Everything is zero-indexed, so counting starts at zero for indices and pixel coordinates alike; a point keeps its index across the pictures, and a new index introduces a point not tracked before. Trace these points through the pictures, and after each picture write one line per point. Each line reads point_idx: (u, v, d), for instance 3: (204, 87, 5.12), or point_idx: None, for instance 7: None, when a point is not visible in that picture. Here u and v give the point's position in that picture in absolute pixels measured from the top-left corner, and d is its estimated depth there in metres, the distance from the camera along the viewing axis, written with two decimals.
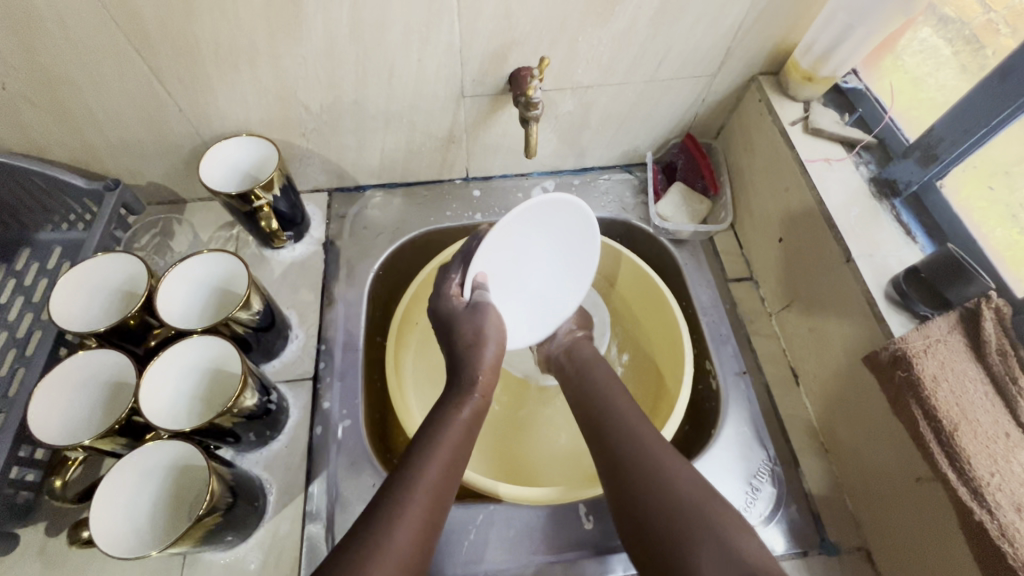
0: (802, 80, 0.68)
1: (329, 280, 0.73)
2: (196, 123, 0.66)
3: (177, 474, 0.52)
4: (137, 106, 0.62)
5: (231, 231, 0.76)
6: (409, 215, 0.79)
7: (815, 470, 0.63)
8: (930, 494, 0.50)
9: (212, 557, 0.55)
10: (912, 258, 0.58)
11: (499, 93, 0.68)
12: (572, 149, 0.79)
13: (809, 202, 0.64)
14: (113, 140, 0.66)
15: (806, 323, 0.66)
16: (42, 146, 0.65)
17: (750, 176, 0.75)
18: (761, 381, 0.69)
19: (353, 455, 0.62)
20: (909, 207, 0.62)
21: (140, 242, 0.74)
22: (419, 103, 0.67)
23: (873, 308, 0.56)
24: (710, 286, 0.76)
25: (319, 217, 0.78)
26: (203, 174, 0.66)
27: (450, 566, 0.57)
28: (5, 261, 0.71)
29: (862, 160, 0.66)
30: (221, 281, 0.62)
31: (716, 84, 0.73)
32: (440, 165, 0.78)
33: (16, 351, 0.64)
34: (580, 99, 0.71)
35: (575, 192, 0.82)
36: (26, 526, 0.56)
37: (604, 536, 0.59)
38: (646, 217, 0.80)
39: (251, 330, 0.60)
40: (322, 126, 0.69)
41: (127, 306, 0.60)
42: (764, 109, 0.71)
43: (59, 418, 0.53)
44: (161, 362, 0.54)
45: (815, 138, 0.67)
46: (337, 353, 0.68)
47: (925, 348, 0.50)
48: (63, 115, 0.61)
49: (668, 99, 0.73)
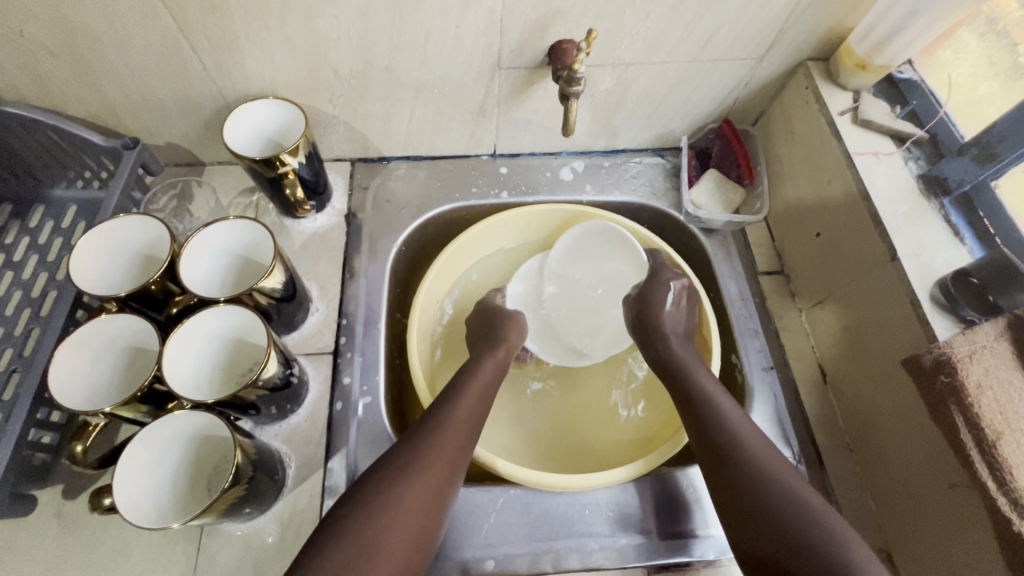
0: (855, 67, 0.65)
1: (351, 253, 0.72)
2: (220, 83, 0.63)
3: (197, 444, 0.51)
4: (159, 62, 0.59)
5: (251, 197, 0.74)
6: (433, 189, 0.77)
7: (839, 470, 0.62)
8: (965, 502, 0.49)
9: (230, 528, 0.55)
10: (958, 260, 0.56)
11: (537, 67, 0.65)
12: (605, 129, 0.76)
13: (853, 196, 0.62)
14: (133, 97, 0.63)
15: (839, 321, 0.65)
16: (59, 100, 0.62)
17: (789, 167, 0.73)
18: (788, 377, 0.68)
19: (374, 432, 0.61)
20: (958, 207, 0.60)
21: (157, 204, 0.72)
22: (452, 73, 0.64)
23: (917, 310, 0.54)
24: (740, 278, 0.74)
25: (342, 187, 0.76)
26: (228, 137, 0.63)
27: (469, 549, 0.56)
28: (19, 218, 0.69)
29: (911, 155, 0.64)
30: (245, 249, 0.60)
31: (761, 68, 0.70)
32: (468, 139, 0.76)
33: (31, 311, 0.62)
34: (619, 77, 0.67)
35: (605, 174, 0.80)
36: (42, 488, 0.55)
37: (626, 525, 0.58)
38: (678, 203, 0.78)
39: (274, 301, 0.59)
40: (351, 91, 0.66)
41: (148, 271, 0.59)
42: (810, 97, 0.68)
43: (81, 382, 0.52)
44: (184, 331, 0.52)
45: (864, 129, 0.65)
46: (358, 328, 0.67)
47: (970, 355, 0.48)
48: (82, 68, 0.58)
49: (710, 80, 0.70)
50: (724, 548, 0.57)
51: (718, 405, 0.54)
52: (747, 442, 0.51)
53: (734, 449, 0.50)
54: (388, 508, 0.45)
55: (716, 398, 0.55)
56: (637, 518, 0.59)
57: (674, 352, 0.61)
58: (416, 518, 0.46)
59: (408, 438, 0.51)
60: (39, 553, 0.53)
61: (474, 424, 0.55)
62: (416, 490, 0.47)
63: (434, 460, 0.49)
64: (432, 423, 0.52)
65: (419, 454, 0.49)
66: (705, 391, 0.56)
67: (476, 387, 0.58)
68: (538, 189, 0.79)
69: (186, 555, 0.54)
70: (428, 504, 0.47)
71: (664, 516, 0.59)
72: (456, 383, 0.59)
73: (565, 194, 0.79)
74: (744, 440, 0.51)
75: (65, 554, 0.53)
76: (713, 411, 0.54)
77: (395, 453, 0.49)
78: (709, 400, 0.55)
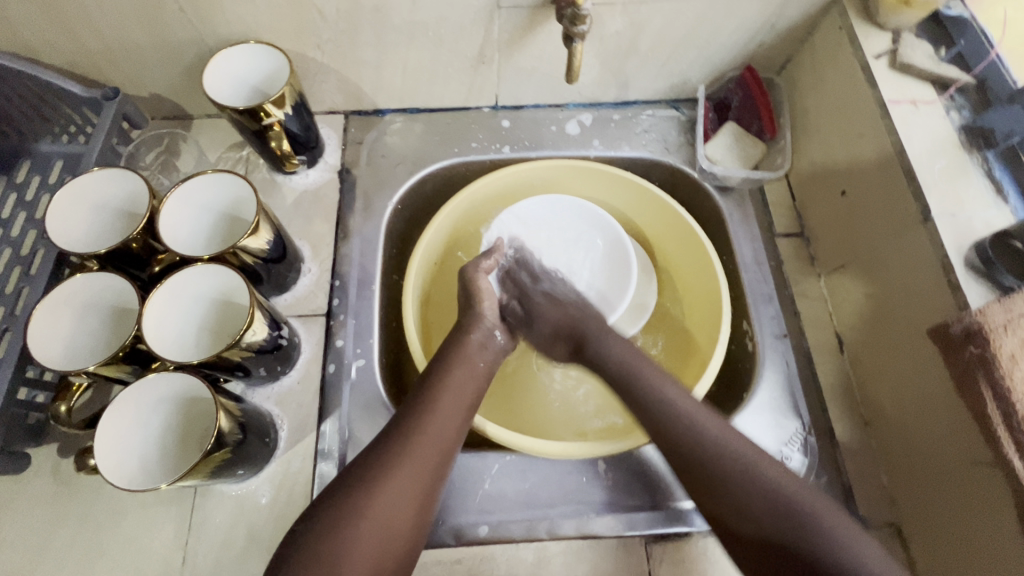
0: (896, 4, 0.58)
1: (345, 211, 0.68)
2: (199, 27, 0.59)
3: (183, 406, 0.50)
4: (131, 3, 0.55)
5: (240, 152, 0.71)
6: (431, 144, 0.73)
7: (851, 442, 0.60)
8: (986, 481, 0.46)
9: (224, 489, 0.55)
10: (999, 221, 0.51)
11: (540, 6, 0.59)
12: (615, 77, 0.71)
13: (885, 150, 0.56)
14: (109, 42, 0.60)
15: (860, 287, 0.61)
16: (33, 46, 0.59)
17: (816, 118, 0.67)
18: (803, 345, 0.64)
19: (367, 395, 0.59)
20: (1004, 162, 0.54)
21: (143, 160, 0.69)
22: (448, 13, 0.59)
23: (949, 276, 0.49)
24: (756, 240, 0.69)
25: (335, 142, 0.72)
26: (209, 87, 0.60)
27: (463, 514, 0.55)
28: (5, 173, 0.67)
29: (954, 103, 0.57)
30: (228, 206, 0.57)
31: (791, 6, 0.63)
32: (467, 90, 0.71)
33: (21, 269, 0.61)
34: (631, 18, 0.61)
35: (615, 127, 0.75)
36: (38, 447, 0.55)
37: (624, 493, 0.57)
38: (691, 159, 0.73)
39: (261, 261, 0.56)
40: (339, 36, 0.61)
41: (128, 228, 0.56)
42: (843, 39, 0.61)
43: (63, 341, 0.51)
44: (166, 290, 0.51)
45: (902, 75, 0.58)
46: (352, 290, 0.64)
47: (1006, 325, 0.44)
48: (51, 10, 0.55)
49: (731, 22, 0.64)
50: None
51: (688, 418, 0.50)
52: (724, 448, 0.47)
53: (699, 443, 0.48)
54: (371, 495, 0.44)
55: (670, 395, 0.52)
56: (635, 488, 0.57)
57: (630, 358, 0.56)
58: (404, 507, 0.45)
59: (399, 423, 0.49)
60: (39, 509, 0.54)
61: (465, 410, 0.52)
62: (403, 480, 0.45)
63: (420, 450, 0.47)
64: (420, 406, 0.50)
65: (407, 437, 0.48)
66: (672, 401, 0.51)
67: (459, 374, 0.54)
68: (542, 145, 0.74)
69: (180, 515, 0.54)
70: (415, 494, 0.45)
71: (663, 484, 0.57)
72: (434, 373, 0.54)
73: (571, 149, 0.74)
74: (721, 446, 0.48)
75: (64, 510, 0.54)
76: (665, 404, 0.52)
77: (390, 434, 0.48)
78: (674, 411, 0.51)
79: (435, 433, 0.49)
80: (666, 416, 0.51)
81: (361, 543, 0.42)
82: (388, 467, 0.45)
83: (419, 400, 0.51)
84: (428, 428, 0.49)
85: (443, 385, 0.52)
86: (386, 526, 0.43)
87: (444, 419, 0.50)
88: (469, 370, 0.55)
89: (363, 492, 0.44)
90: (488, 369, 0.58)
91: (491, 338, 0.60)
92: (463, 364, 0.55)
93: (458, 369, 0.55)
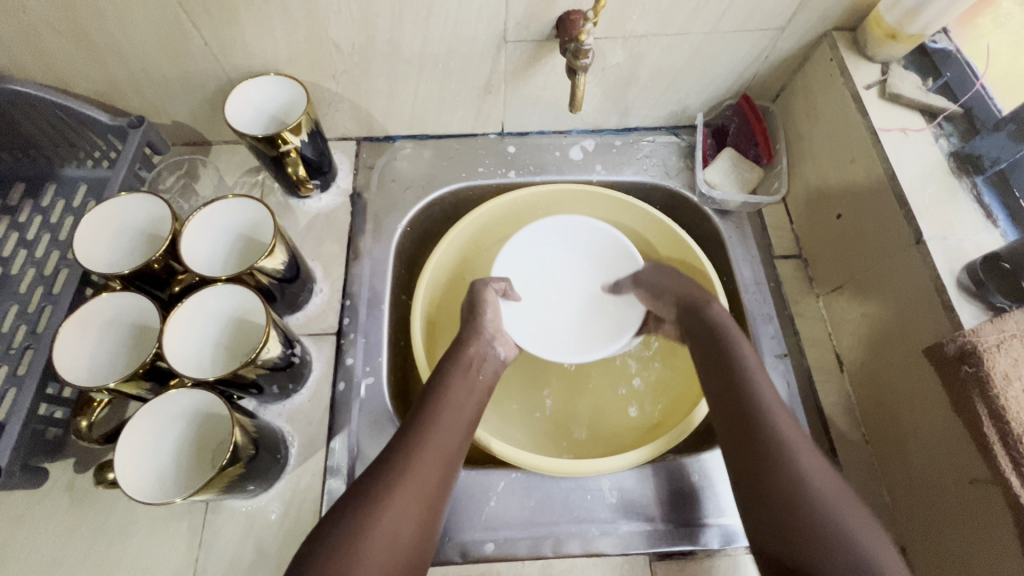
0: (884, 38, 0.61)
1: (356, 233, 0.71)
2: (221, 59, 0.62)
3: (199, 422, 0.52)
4: (160, 38, 0.59)
5: (256, 177, 0.74)
6: (439, 168, 0.76)
7: (854, 461, 0.60)
8: (983, 498, 0.47)
9: (235, 505, 0.56)
10: (989, 243, 0.53)
11: (544, 40, 0.62)
12: (617, 106, 0.73)
13: (876, 175, 0.59)
14: (135, 73, 0.63)
15: (858, 307, 0.62)
16: (65, 78, 0.62)
17: (810, 145, 0.69)
18: (803, 364, 0.65)
19: (375, 412, 0.61)
20: (992, 187, 0.56)
21: (163, 184, 0.72)
22: (457, 47, 0.62)
23: (941, 296, 0.51)
24: (755, 261, 0.71)
25: (347, 166, 0.75)
26: (230, 116, 0.63)
27: (470, 532, 0.56)
28: (32, 196, 0.69)
29: (943, 131, 0.60)
30: (245, 229, 0.60)
31: (784, 39, 0.66)
32: (474, 117, 0.74)
33: (43, 288, 0.63)
34: (631, 51, 0.64)
35: (617, 153, 0.77)
36: (55, 462, 0.57)
37: (628, 511, 0.57)
38: (692, 184, 0.75)
39: (276, 281, 0.58)
40: (353, 68, 0.64)
41: (150, 250, 0.59)
42: (835, 70, 0.64)
43: (86, 359, 0.53)
44: (186, 310, 0.53)
45: (891, 104, 0.61)
46: (362, 309, 0.66)
47: (998, 344, 0.46)
48: (83, 44, 0.58)
49: (727, 54, 0.67)
50: (729, 537, 0.56)
51: (762, 400, 0.49)
52: (798, 454, 0.46)
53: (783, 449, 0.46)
54: (383, 503, 0.45)
55: (767, 396, 0.50)
56: (641, 506, 0.57)
57: (723, 332, 0.55)
58: (410, 514, 0.46)
59: (403, 435, 0.51)
60: (53, 524, 0.55)
61: (468, 420, 0.54)
62: (411, 488, 0.47)
63: (426, 459, 0.49)
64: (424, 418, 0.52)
65: (412, 445, 0.49)
66: (752, 382, 0.51)
67: (460, 384, 0.56)
68: (546, 169, 0.77)
69: (191, 530, 0.55)
70: (418, 506, 0.46)
71: (667, 502, 0.58)
72: (436, 384, 0.56)
73: (575, 173, 0.77)
74: (792, 438, 0.47)
75: (77, 524, 0.55)
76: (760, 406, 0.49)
77: (397, 446, 0.49)
78: (754, 391, 0.50)
79: (438, 444, 0.50)
80: (754, 418, 0.48)
81: (370, 547, 0.43)
82: (398, 475, 0.47)
83: (425, 412, 0.53)
84: (433, 436, 0.50)
85: (445, 398, 0.54)
86: (391, 541, 0.44)
87: (448, 428, 0.52)
88: (470, 382, 0.57)
89: (372, 500, 0.45)
90: (485, 382, 0.59)
91: (490, 353, 0.61)
92: (463, 375, 0.57)
93: (460, 383, 0.56)
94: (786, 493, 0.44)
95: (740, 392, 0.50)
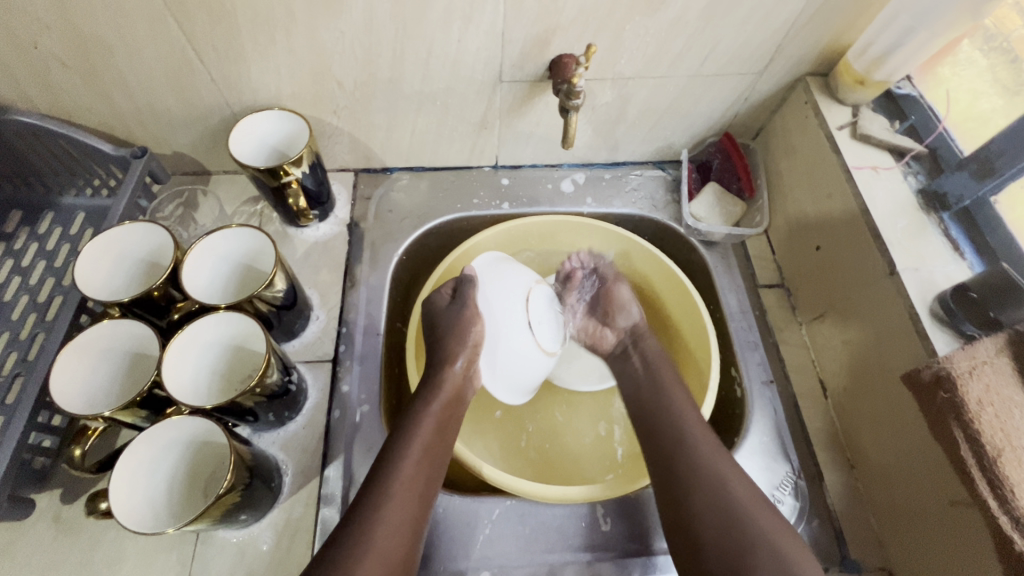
0: (853, 84, 0.66)
1: (353, 261, 0.72)
2: (227, 94, 0.65)
3: (196, 448, 0.52)
4: (167, 74, 0.61)
5: (255, 206, 0.75)
6: (435, 200, 0.78)
7: (839, 484, 0.62)
8: (965, 522, 0.48)
9: (226, 535, 0.55)
10: (958, 275, 0.56)
11: (538, 81, 0.66)
12: (606, 141, 0.77)
13: (851, 209, 0.62)
14: (141, 106, 0.65)
15: (839, 335, 0.65)
16: (71, 110, 0.64)
17: (790, 180, 0.73)
18: (788, 391, 0.67)
19: (370, 440, 0.61)
20: (958, 222, 0.60)
21: (163, 212, 0.74)
22: (455, 85, 0.65)
23: (916, 324, 0.54)
24: (740, 291, 0.74)
25: (345, 197, 0.77)
26: (234, 147, 0.65)
27: (463, 560, 0.56)
28: (28, 223, 0.70)
29: (911, 170, 0.64)
30: (245, 257, 0.61)
31: (762, 82, 0.70)
32: (470, 151, 0.76)
33: (36, 316, 0.63)
34: (619, 91, 0.68)
35: (606, 186, 0.80)
36: (40, 492, 0.56)
37: (621, 539, 0.58)
38: (678, 216, 0.78)
39: (274, 308, 0.59)
40: (355, 103, 0.67)
41: (150, 278, 0.60)
42: (810, 111, 0.69)
43: (81, 386, 0.53)
44: (184, 337, 0.53)
45: (863, 143, 0.65)
46: (358, 337, 0.67)
47: (971, 370, 0.48)
48: (92, 79, 0.60)
49: (709, 95, 0.71)
50: None
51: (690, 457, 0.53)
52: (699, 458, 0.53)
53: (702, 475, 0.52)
54: (367, 538, 0.45)
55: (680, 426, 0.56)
56: (634, 533, 0.58)
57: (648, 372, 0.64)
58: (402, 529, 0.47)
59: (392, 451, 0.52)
60: (37, 557, 0.54)
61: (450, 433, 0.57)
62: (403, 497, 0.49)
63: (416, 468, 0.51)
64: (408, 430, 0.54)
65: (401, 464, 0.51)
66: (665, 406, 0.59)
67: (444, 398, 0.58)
68: (539, 201, 0.79)
69: (180, 562, 0.54)
70: (407, 533, 0.48)
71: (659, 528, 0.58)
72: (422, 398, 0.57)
73: (566, 206, 0.79)
74: (721, 480, 0.51)
75: (63, 557, 0.54)
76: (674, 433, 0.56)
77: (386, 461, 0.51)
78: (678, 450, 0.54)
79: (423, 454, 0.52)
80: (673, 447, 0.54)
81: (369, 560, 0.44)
82: (379, 510, 0.47)
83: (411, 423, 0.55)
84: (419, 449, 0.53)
85: (428, 416, 0.56)
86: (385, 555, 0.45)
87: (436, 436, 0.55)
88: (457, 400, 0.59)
89: (360, 530, 0.46)
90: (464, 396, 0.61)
91: (472, 375, 0.62)
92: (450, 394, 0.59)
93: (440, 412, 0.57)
94: (722, 526, 0.48)
95: (665, 432, 0.56)
